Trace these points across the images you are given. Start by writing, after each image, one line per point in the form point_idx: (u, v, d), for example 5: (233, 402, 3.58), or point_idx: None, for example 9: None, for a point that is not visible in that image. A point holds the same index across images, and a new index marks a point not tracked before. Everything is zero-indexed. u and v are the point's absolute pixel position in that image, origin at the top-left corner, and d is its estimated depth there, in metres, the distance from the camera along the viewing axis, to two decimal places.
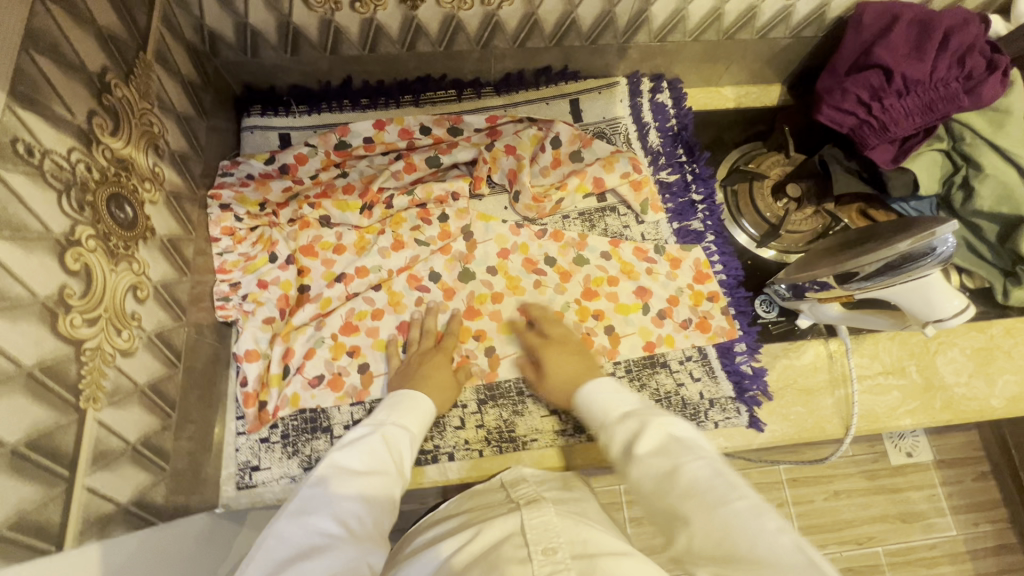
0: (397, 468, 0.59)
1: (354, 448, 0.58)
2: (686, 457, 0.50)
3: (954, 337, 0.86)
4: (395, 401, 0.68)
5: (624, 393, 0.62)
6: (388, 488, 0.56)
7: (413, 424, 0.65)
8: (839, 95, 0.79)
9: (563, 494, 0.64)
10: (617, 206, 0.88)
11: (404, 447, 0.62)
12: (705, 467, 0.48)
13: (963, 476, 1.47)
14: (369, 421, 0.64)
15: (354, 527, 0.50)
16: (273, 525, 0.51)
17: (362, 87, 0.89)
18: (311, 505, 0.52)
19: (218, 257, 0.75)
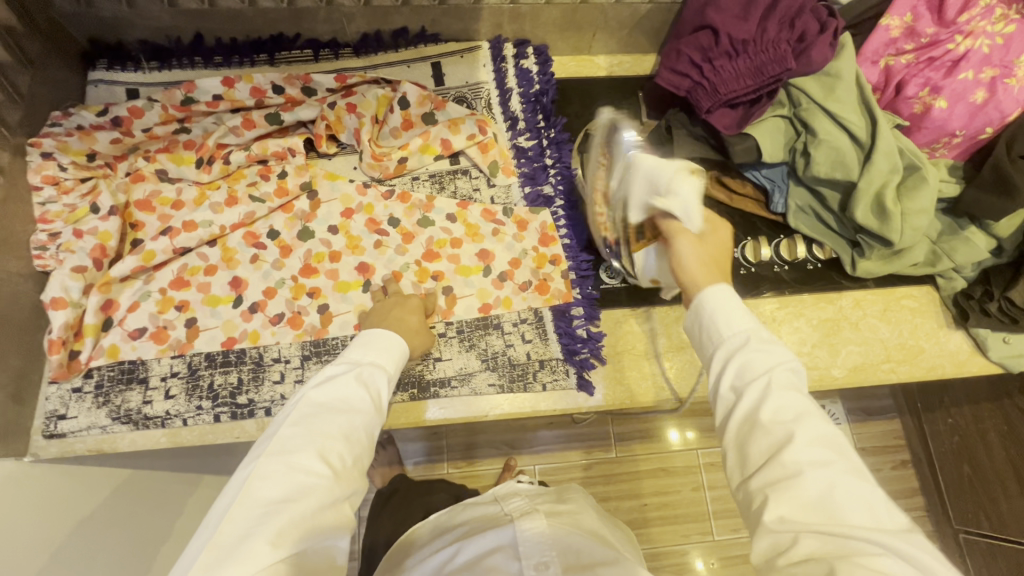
0: (374, 405, 0.60)
1: (333, 389, 0.58)
2: (805, 433, 0.46)
3: (802, 307, 0.86)
4: (369, 338, 0.66)
5: (739, 312, 0.54)
6: (368, 427, 0.57)
7: (387, 360, 0.65)
8: (675, 57, 0.77)
9: (558, 505, 0.73)
10: (469, 169, 0.87)
11: (379, 384, 0.62)
12: (821, 442, 0.46)
13: (881, 464, 1.52)
14: (345, 358, 0.63)
15: (338, 465, 0.52)
16: (256, 459, 0.50)
17: (215, 45, 0.87)
18: (296, 446, 0.52)
19: (39, 207, 0.74)
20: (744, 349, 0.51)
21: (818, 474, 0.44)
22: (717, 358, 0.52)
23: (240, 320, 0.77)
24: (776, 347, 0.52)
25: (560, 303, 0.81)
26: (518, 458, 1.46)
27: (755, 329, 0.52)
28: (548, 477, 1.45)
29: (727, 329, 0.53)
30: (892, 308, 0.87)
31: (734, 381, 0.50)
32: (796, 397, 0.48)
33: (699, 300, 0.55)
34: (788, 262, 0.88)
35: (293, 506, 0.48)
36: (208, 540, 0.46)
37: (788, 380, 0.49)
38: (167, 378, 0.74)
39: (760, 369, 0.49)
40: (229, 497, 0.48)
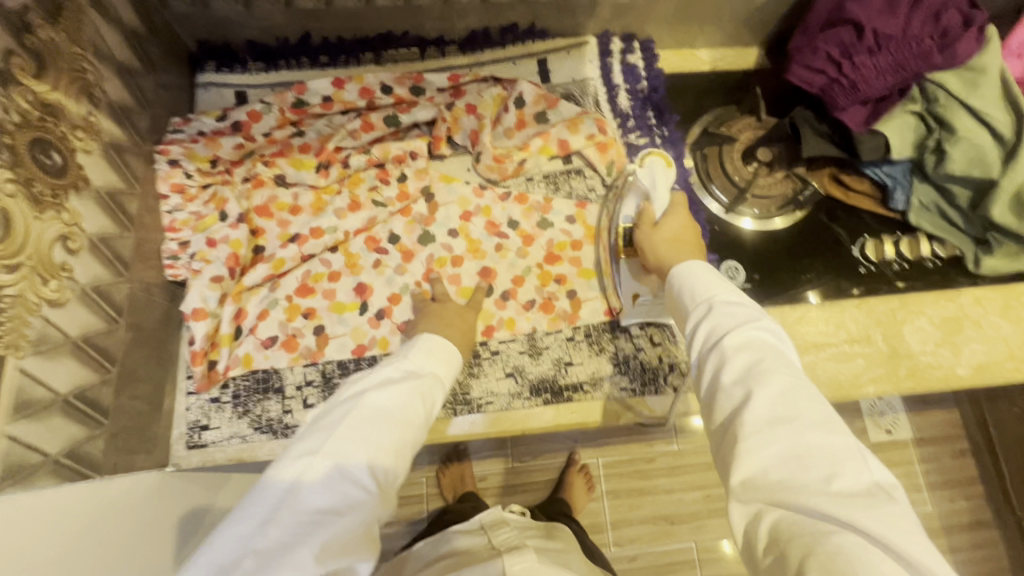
0: (426, 421, 0.58)
1: (393, 395, 0.56)
2: (763, 391, 0.46)
3: (922, 306, 0.84)
4: (429, 346, 0.65)
5: (716, 279, 0.58)
6: (416, 445, 0.55)
7: (446, 374, 0.64)
8: (810, 53, 0.76)
9: (546, 547, 0.79)
10: (583, 169, 0.85)
11: (436, 401, 0.61)
12: (790, 397, 0.45)
13: (941, 454, 1.52)
14: (403, 363, 0.62)
15: (384, 481, 0.50)
16: (310, 458, 0.49)
17: (322, 44, 0.85)
18: (351, 452, 0.50)
19: (167, 215, 0.73)
20: (710, 313, 0.54)
21: (786, 428, 0.43)
22: (691, 325, 0.55)
23: (369, 327, 0.76)
24: (742, 309, 0.53)
25: None
26: (581, 452, 1.46)
27: (718, 295, 0.55)
28: (610, 470, 1.46)
29: (699, 297, 0.56)
30: (1013, 305, 0.85)
31: (706, 345, 0.52)
32: (756, 352, 0.49)
33: (676, 276, 0.61)
34: (909, 261, 0.87)
35: (341, 520, 0.46)
36: (255, 541, 0.43)
37: (760, 341, 0.50)
38: (302, 387, 0.73)
39: (722, 326, 0.52)
40: (272, 497, 0.46)
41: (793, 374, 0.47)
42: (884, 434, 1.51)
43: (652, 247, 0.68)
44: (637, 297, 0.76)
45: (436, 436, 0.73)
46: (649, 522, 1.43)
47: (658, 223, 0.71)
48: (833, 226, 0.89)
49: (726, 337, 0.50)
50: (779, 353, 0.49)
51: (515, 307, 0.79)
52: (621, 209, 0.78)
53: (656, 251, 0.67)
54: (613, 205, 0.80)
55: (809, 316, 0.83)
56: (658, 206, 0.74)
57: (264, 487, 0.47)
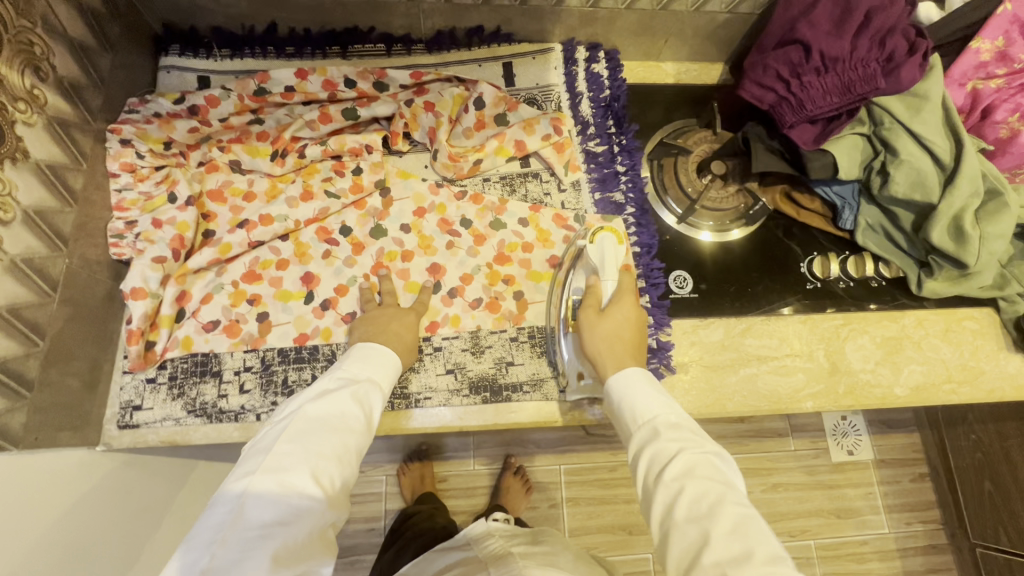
0: (367, 424, 0.59)
1: (331, 404, 0.57)
2: (715, 526, 0.47)
3: (866, 324, 0.86)
4: (365, 352, 0.66)
5: (650, 389, 0.61)
6: (359, 448, 0.57)
7: (382, 377, 0.65)
8: (761, 70, 0.78)
9: (533, 549, 0.77)
10: (541, 171, 0.87)
11: (374, 403, 0.62)
12: (740, 529, 0.46)
13: (901, 477, 1.53)
14: (339, 372, 0.63)
15: (328, 485, 0.52)
16: (250, 477, 0.49)
17: (288, 36, 0.86)
18: (292, 464, 0.51)
19: (116, 193, 0.73)
20: (652, 441, 0.55)
21: (741, 567, 0.44)
22: (635, 453, 0.57)
23: (312, 317, 0.77)
24: (684, 434, 0.55)
25: None
26: (543, 458, 1.47)
27: (660, 416, 0.58)
28: (572, 478, 1.46)
29: (640, 419, 0.59)
30: (954, 328, 0.87)
31: (651, 477, 0.54)
32: (704, 479, 0.50)
33: (613, 388, 0.63)
34: (855, 279, 0.88)
35: (287, 528, 0.47)
36: (201, 563, 0.44)
37: (701, 466, 0.51)
38: (241, 372, 0.73)
39: (664, 450, 0.54)
40: (215, 521, 0.47)
41: (734, 496, 0.49)
42: (844, 455, 1.52)
43: (593, 338, 0.69)
44: (581, 376, 0.74)
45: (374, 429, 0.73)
46: (607, 531, 1.43)
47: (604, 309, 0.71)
48: (788, 243, 0.90)
49: (667, 469, 0.52)
50: (720, 476, 0.51)
51: (462, 305, 0.80)
52: (569, 280, 0.77)
53: (592, 345, 0.69)
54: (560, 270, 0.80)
55: (753, 329, 0.84)
56: (603, 288, 0.73)
57: (209, 514, 0.48)
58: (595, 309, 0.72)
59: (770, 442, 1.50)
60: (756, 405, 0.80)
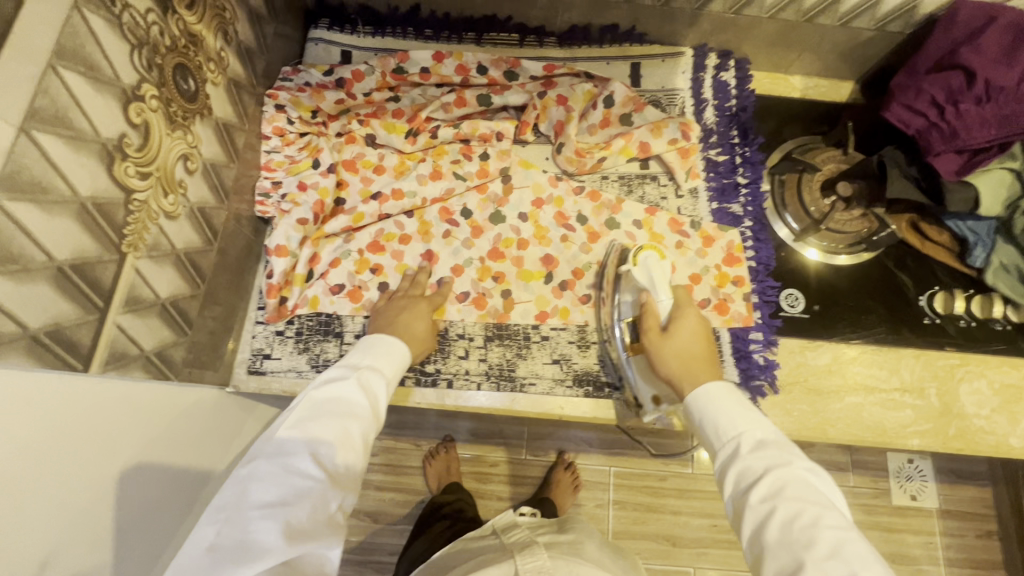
0: (371, 410, 0.58)
1: (332, 390, 0.57)
2: (809, 547, 0.45)
3: (984, 367, 0.82)
4: (372, 345, 0.66)
5: (747, 408, 0.58)
6: (365, 433, 0.56)
7: (387, 365, 0.64)
8: (912, 94, 0.76)
9: (558, 539, 0.72)
10: (659, 175, 0.87)
11: (377, 387, 0.61)
12: (839, 547, 0.44)
13: (967, 531, 1.36)
14: (344, 362, 0.63)
15: (330, 468, 0.51)
16: (251, 460, 0.50)
17: (428, 18, 0.89)
18: (293, 448, 0.51)
19: (265, 154, 0.78)
20: (735, 460, 0.54)
21: (811, 569, 0.44)
22: (720, 467, 0.56)
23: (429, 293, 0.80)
24: (771, 452, 0.53)
25: (738, 326, 0.82)
26: (595, 457, 1.39)
27: (746, 436, 0.55)
28: (621, 480, 1.38)
29: (725, 434, 0.57)
30: None
31: (737, 497, 0.52)
32: (795, 501, 0.48)
33: (693, 404, 0.62)
34: (978, 319, 0.84)
35: (288, 509, 0.47)
36: (206, 541, 0.45)
37: (793, 486, 0.49)
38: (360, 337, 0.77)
39: (750, 472, 0.52)
40: (221, 502, 0.47)
41: (840, 521, 0.46)
42: (905, 498, 1.35)
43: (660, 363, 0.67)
44: (656, 399, 0.71)
45: (482, 407, 0.76)
46: (650, 538, 1.34)
47: (665, 331, 0.69)
48: (899, 273, 0.88)
49: (752, 494, 0.51)
50: (819, 500, 0.48)
51: (571, 298, 0.81)
52: (616, 305, 0.75)
53: (666, 367, 0.67)
54: (610, 291, 0.77)
55: (862, 357, 0.82)
56: (660, 304, 0.71)
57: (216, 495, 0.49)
58: (657, 331, 0.70)
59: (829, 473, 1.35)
60: (859, 434, 0.79)
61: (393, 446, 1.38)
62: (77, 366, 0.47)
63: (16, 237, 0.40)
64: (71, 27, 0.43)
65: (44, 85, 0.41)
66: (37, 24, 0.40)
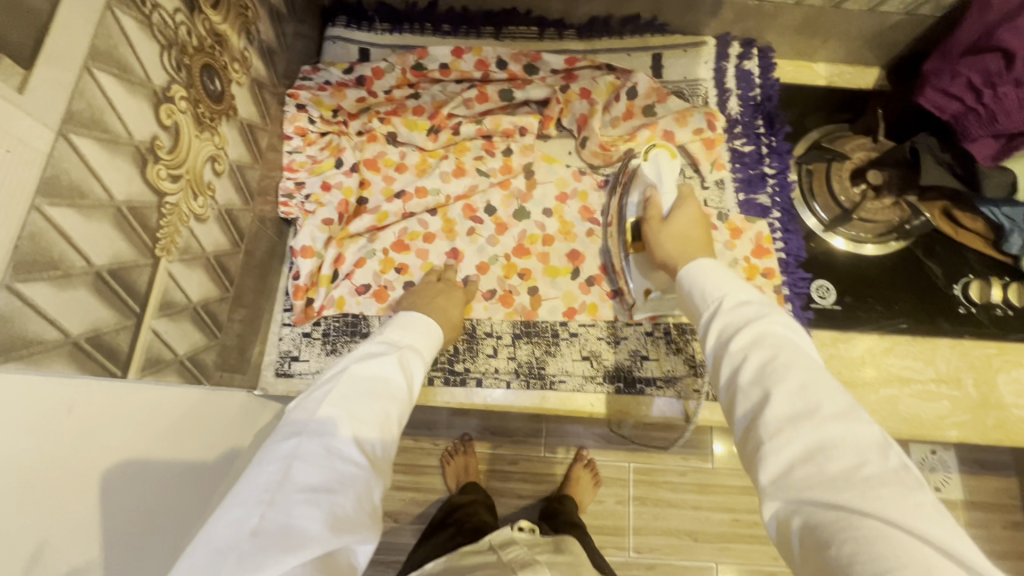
0: (408, 393, 0.56)
1: (374, 367, 0.55)
2: (781, 387, 0.43)
3: (1023, 357, 0.80)
4: (407, 322, 0.64)
5: (731, 279, 0.55)
6: (403, 417, 0.53)
7: (424, 347, 0.63)
8: (948, 78, 0.73)
9: (556, 558, 0.71)
10: (684, 167, 0.86)
11: (416, 369, 0.59)
12: (809, 387, 0.42)
13: (992, 522, 1.28)
14: (382, 338, 0.60)
15: (371, 453, 0.49)
16: (295, 437, 0.46)
17: (446, 13, 0.87)
18: (336, 428, 0.48)
19: (288, 155, 0.77)
20: (716, 317, 0.51)
21: (776, 406, 0.42)
22: (703, 327, 0.53)
23: None
24: (753, 308, 0.50)
25: None
26: (612, 453, 1.33)
27: (728, 296, 0.52)
28: (641, 477, 1.32)
29: (710, 298, 0.54)
30: None
31: (717, 349, 0.50)
32: (770, 348, 0.46)
33: (686, 277, 0.58)
34: (1015, 308, 0.82)
35: (334, 496, 0.43)
36: (250, 525, 0.40)
37: (770, 337, 0.47)
38: None
39: (731, 324, 0.50)
40: (263, 480, 0.43)
41: (812, 367, 0.44)
42: (926, 489, 1.27)
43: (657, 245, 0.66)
44: (647, 292, 0.74)
45: (511, 405, 0.75)
46: (667, 535, 1.29)
47: (667, 220, 0.68)
48: (928, 262, 0.86)
49: (731, 342, 0.48)
50: (797, 349, 0.46)
51: (598, 294, 0.80)
52: (625, 204, 0.75)
53: (664, 252, 0.66)
54: (620, 194, 0.77)
55: (896, 348, 0.81)
56: (664, 201, 0.70)
57: (255, 472, 0.44)
58: (658, 221, 0.69)
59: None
60: (894, 427, 0.77)
61: (407, 445, 1.33)
62: (116, 373, 0.47)
63: (55, 243, 0.39)
64: (104, 27, 0.42)
65: (80, 88, 0.40)
66: (73, 27, 0.39)
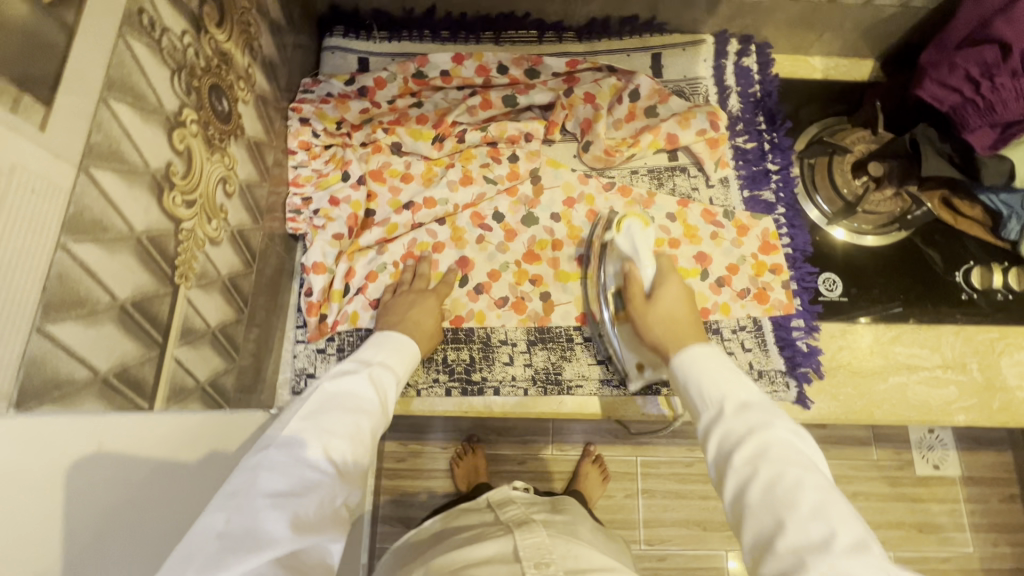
0: (381, 407, 0.57)
1: (344, 384, 0.56)
2: (778, 497, 0.45)
3: None
4: (381, 341, 0.65)
5: (734, 373, 0.56)
6: (374, 429, 0.54)
7: (399, 364, 0.63)
8: (947, 70, 0.73)
9: (553, 517, 0.71)
10: (688, 166, 0.86)
11: (389, 385, 0.60)
12: (807, 485, 0.45)
13: (989, 496, 1.29)
14: (355, 357, 0.61)
15: (342, 463, 0.49)
16: (262, 450, 0.47)
17: (445, 19, 0.87)
18: (303, 440, 0.48)
19: (293, 170, 0.77)
20: (718, 421, 0.53)
21: (777, 518, 0.44)
22: (703, 432, 0.55)
23: (467, 300, 0.79)
24: (755, 415, 0.52)
25: (780, 314, 0.81)
26: (620, 448, 1.33)
27: (730, 399, 0.54)
28: (649, 470, 1.32)
29: (709, 397, 0.55)
30: None
31: (718, 459, 0.52)
32: (769, 460, 0.47)
33: (683, 366, 0.60)
34: (1016, 292, 0.84)
35: (298, 501, 0.44)
36: (215, 528, 0.41)
37: (770, 442, 0.49)
38: None
39: (728, 436, 0.52)
40: (229, 488, 0.44)
41: (810, 468, 0.46)
42: (926, 469, 1.27)
43: (649, 330, 0.67)
44: (641, 367, 0.74)
45: (529, 412, 0.75)
46: (678, 525, 1.29)
47: (652, 297, 0.70)
48: (927, 250, 0.87)
49: (732, 450, 0.50)
50: (800, 459, 0.47)
51: None
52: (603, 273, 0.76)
53: (652, 333, 0.67)
54: (593, 263, 0.78)
55: (903, 336, 0.82)
56: (644, 273, 0.72)
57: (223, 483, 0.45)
58: (642, 297, 0.70)
59: (853, 448, 1.27)
60: (905, 414, 0.78)
61: (414, 451, 1.31)
62: (143, 406, 0.46)
63: (81, 280, 0.39)
64: (117, 56, 0.41)
65: (97, 120, 0.39)
66: (87, 60, 0.38)
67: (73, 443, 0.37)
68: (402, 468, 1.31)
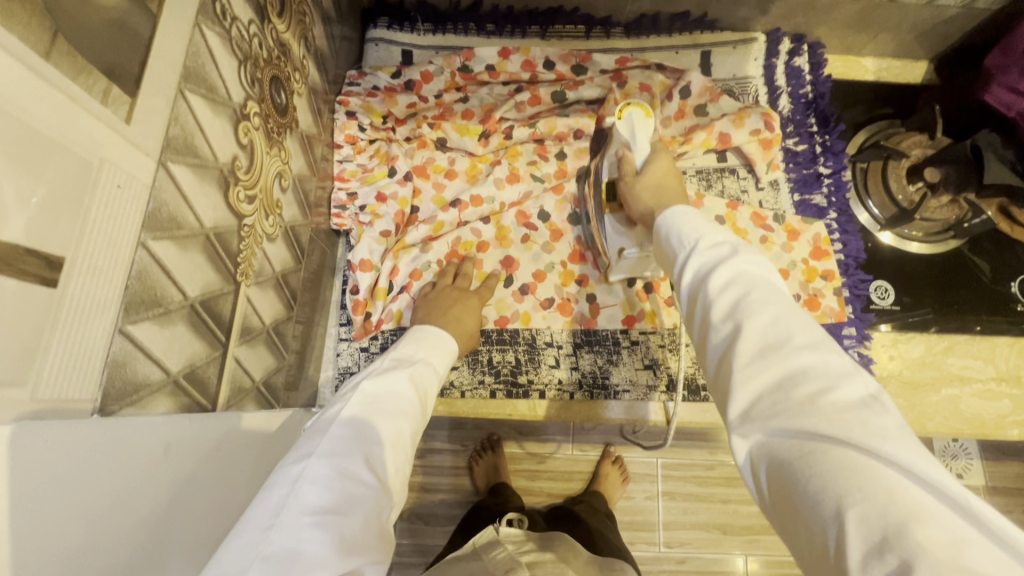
0: (420, 410, 0.54)
1: (385, 386, 0.52)
2: (762, 326, 0.40)
3: None
4: (420, 335, 0.61)
5: (703, 221, 0.51)
6: (413, 435, 0.51)
7: (438, 361, 0.60)
8: (1017, 75, 0.72)
9: (543, 558, 0.65)
10: (738, 168, 0.85)
11: (428, 387, 0.57)
12: (782, 319, 0.40)
13: (1014, 506, 1.21)
14: (393, 355, 0.58)
15: (381, 474, 0.46)
16: (304, 460, 0.43)
17: (491, 12, 0.85)
18: (347, 450, 0.45)
19: (338, 164, 0.76)
20: (689, 260, 0.48)
21: (751, 328, 0.40)
22: (677, 272, 0.49)
23: (513, 300, 0.77)
24: (725, 246, 0.47)
25: (831, 322, 0.79)
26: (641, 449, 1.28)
27: (704, 238, 0.48)
28: (670, 472, 1.27)
29: (685, 239, 0.50)
30: None
31: (695, 287, 0.46)
32: (744, 287, 0.43)
33: (663, 223, 0.54)
34: None
35: (343, 518, 0.40)
36: (259, 550, 0.37)
37: (747, 275, 0.44)
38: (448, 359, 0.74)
39: (708, 262, 0.46)
40: (271, 504, 0.40)
41: (786, 302, 0.42)
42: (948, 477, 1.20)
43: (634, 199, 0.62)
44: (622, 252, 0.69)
45: (575, 417, 0.74)
46: (696, 529, 1.24)
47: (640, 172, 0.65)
48: (976, 257, 0.84)
49: (709, 277, 0.45)
50: (771, 285, 0.43)
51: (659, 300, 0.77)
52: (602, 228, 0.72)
53: (639, 199, 0.62)
54: (597, 159, 0.75)
55: (956, 347, 0.80)
56: (637, 157, 0.66)
57: (263, 497, 0.41)
58: (632, 176, 0.65)
59: None
60: (957, 426, 0.76)
61: (434, 448, 1.28)
62: (206, 408, 0.45)
63: (157, 279, 0.37)
64: (193, 45, 0.40)
65: (175, 113, 0.38)
66: (167, 49, 0.37)
67: (145, 444, 0.36)
68: (422, 464, 1.28)
